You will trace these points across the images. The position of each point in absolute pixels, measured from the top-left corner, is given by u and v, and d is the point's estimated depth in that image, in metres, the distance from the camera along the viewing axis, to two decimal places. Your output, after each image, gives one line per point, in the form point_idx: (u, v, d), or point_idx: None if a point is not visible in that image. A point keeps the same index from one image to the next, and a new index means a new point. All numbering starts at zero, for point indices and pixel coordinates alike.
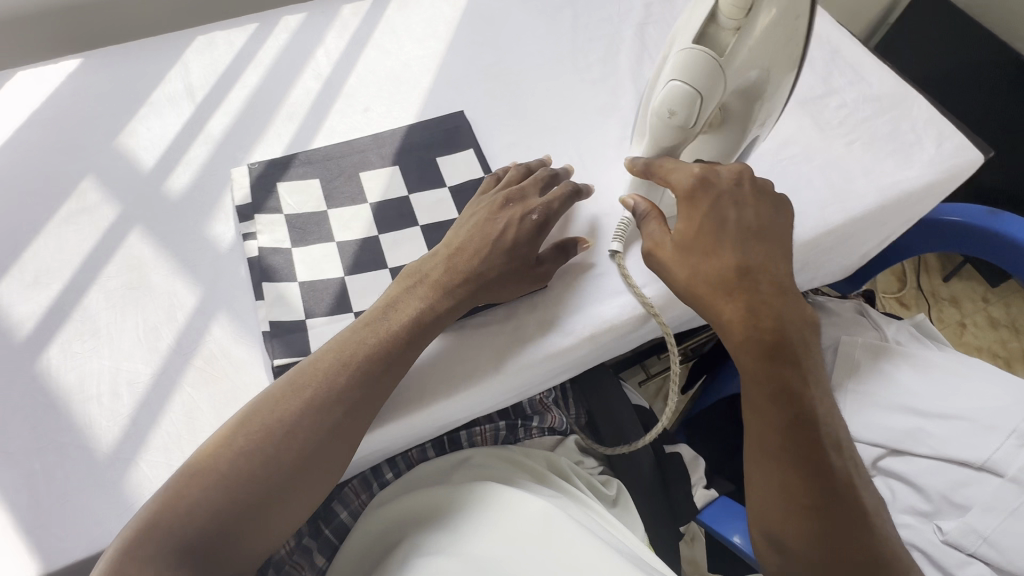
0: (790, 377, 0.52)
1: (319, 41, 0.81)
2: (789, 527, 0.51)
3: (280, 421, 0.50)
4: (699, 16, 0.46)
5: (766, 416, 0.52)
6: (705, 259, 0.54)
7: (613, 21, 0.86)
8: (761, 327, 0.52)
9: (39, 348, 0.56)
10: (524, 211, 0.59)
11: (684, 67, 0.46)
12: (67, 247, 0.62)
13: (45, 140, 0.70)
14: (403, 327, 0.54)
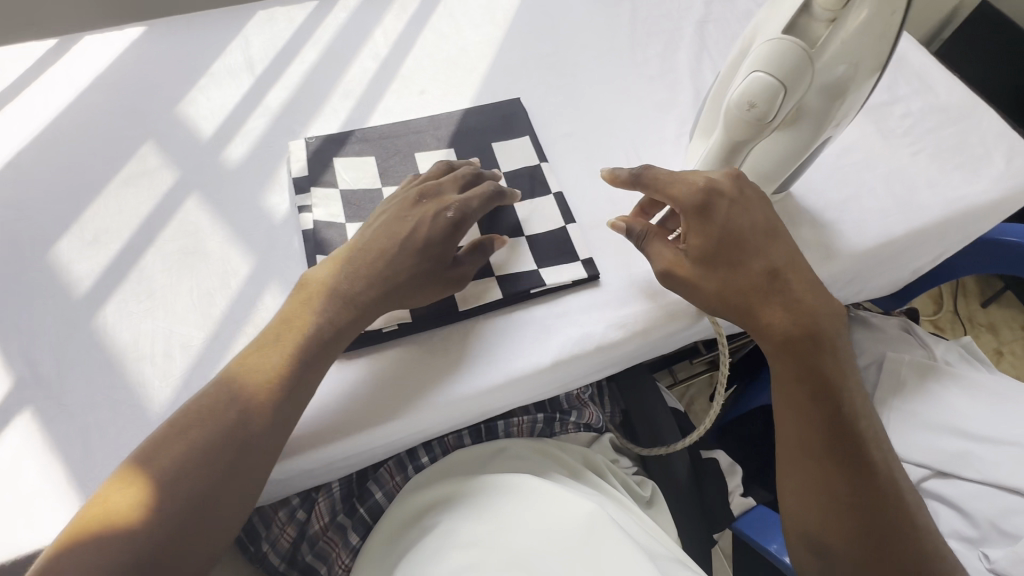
0: (824, 371, 0.53)
1: (377, 22, 0.81)
2: (835, 529, 0.50)
3: (213, 419, 0.48)
4: (791, 7, 0.46)
5: (800, 412, 0.53)
6: (731, 270, 0.53)
7: (672, 17, 0.85)
8: (790, 322, 0.53)
9: (96, 305, 0.56)
10: (435, 207, 0.57)
11: (771, 57, 0.46)
12: (127, 208, 0.62)
13: (108, 103, 0.71)
14: (314, 327, 0.52)
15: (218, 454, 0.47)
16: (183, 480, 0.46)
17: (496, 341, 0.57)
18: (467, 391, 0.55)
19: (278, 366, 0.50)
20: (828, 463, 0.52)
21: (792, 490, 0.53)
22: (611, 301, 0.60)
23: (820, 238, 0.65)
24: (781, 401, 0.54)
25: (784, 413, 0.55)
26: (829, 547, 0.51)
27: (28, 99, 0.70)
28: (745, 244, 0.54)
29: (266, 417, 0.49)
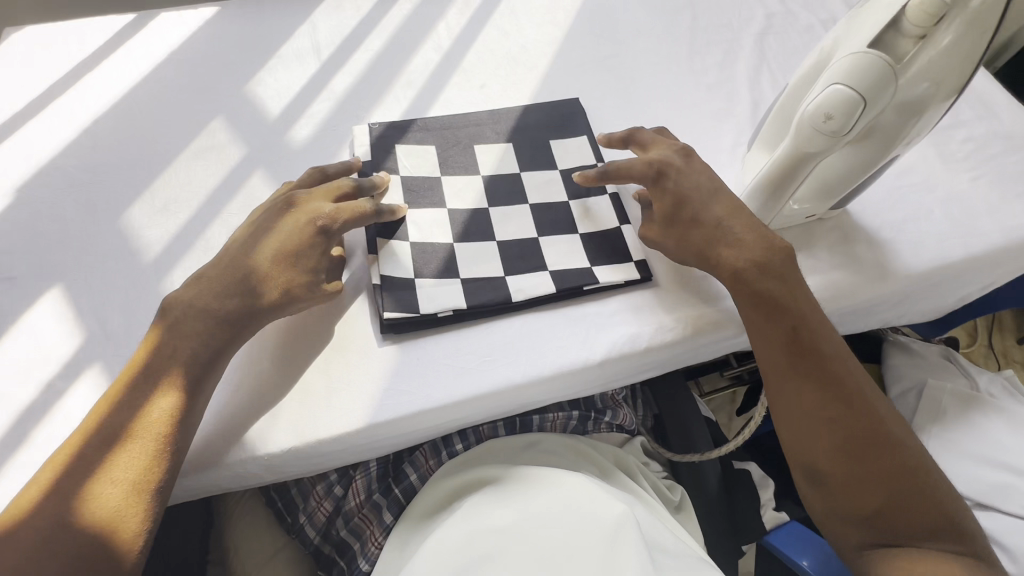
0: (784, 294, 0.56)
1: (441, 16, 0.82)
2: (828, 456, 0.53)
3: (120, 432, 0.48)
4: (879, 19, 0.46)
5: (771, 341, 0.56)
6: (689, 226, 0.59)
7: (732, 28, 0.85)
8: (740, 256, 0.57)
9: (164, 270, 0.58)
10: (307, 216, 0.56)
11: (854, 69, 0.46)
12: (195, 180, 0.65)
13: (180, 78, 0.73)
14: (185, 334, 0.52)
15: (126, 463, 0.47)
16: (97, 497, 0.45)
17: (545, 338, 0.58)
18: (520, 381, 0.56)
19: (223, 304, 0.53)
20: (806, 389, 0.55)
21: (784, 427, 0.56)
22: (656, 304, 0.60)
23: (874, 258, 0.65)
24: (754, 335, 0.57)
25: (764, 358, 0.57)
26: (822, 471, 0.54)
27: (107, 69, 0.73)
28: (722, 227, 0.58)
29: (191, 387, 0.50)
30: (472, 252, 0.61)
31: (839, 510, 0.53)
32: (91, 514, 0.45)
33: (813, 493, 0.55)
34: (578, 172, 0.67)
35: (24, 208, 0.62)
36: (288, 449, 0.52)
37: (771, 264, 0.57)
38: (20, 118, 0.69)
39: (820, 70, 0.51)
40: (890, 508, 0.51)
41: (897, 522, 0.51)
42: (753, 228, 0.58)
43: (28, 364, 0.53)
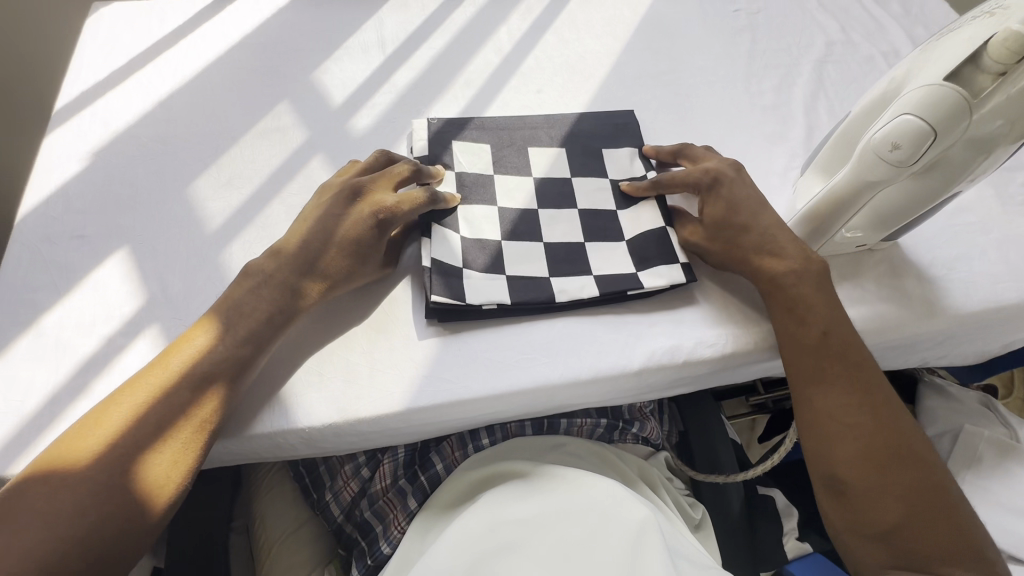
0: (820, 299, 0.57)
1: (503, 21, 0.84)
2: (852, 464, 0.53)
3: (180, 377, 0.50)
4: (959, 53, 0.46)
5: (803, 343, 0.56)
6: (739, 232, 0.60)
7: (791, 53, 0.85)
8: (780, 262, 0.58)
9: (224, 242, 0.61)
10: (370, 207, 0.58)
11: (928, 101, 0.46)
12: (259, 158, 0.67)
13: (253, 61, 0.76)
14: (258, 296, 0.55)
15: (192, 409, 0.49)
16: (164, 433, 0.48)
17: (585, 343, 0.58)
18: (559, 382, 0.56)
19: (288, 267, 0.56)
20: (832, 394, 0.55)
21: (807, 431, 0.56)
22: (695, 316, 0.61)
23: (923, 293, 0.64)
24: (785, 335, 0.57)
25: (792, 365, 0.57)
26: (844, 479, 0.53)
27: (184, 48, 0.77)
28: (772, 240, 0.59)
29: (248, 348, 0.52)
30: (519, 251, 0.62)
31: (858, 522, 0.53)
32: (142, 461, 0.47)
33: (831, 501, 0.54)
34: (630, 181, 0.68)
35: (98, 172, 0.65)
36: (329, 424, 0.54)
37: (808, 272, 0.58)
38: (101, 87, 0.72)
39: (890, 100, 0.51)
40: (912, 524, 0.51)
41: (918, 539, 0.50)
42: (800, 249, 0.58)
43: (92, 318, 0.56)
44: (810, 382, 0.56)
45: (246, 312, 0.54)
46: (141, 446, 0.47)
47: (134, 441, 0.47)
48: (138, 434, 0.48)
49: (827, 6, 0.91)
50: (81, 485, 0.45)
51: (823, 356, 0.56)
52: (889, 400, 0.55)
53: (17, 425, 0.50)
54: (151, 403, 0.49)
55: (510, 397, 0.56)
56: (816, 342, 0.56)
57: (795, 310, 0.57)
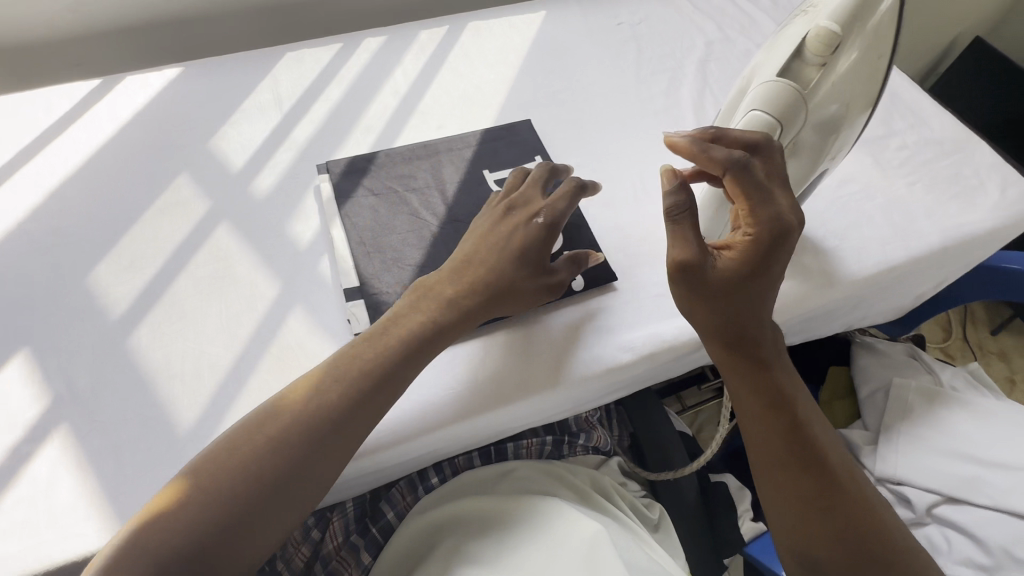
0: (775, 378, 0.55)
1: (398, 63, 0.87)
2: (820, 545, 0.52)
3: (326, 407, 0.50)
4: (784, 50, 0.50)
5: (763, 426, 0.55)
6: (743, 299, 0.52)
7: (675, 57, 0.90)
8: (733, 350, 0.55)
9: (131, 326, 0.59)
10: (528, 212, 0.60)
11: (766, 98, 0.50)
12: (161, 235, 0.66)
13: (147, 138, 0.76)
14: (413, 332, 0.54)
15: (330, 441, 0.50)
16: (287, 441, 0.49)
17: (512, 368, 0.60)
18: (490, 411, 0.58)
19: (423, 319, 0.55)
20: (796, 475, 0.53)
21: (773, 508, 0.55)
22: (614, 325, 0.62)
23: (820, 265, 0.67)
24: (743, 416, 0.56)
25: (755, 440, 0.55)
26: (813, 557, 0.52)
27: (73, 134, 0.76)
28: (746, 324, 0.54)
29: (393, 390, 0.52)
30: None
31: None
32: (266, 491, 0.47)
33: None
34: None
35: None
36: None
37: (764, 357, 0.55)
38: None
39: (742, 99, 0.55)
40: None
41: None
42: (757, 323, 0.54)
43: None
44: (776, 464, 0.54)
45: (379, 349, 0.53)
46: (273, 466, 0.48)
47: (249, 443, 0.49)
48: (277, 450, 0.48)
49: (702, 9, 0.97)
50: (217, 498, 0.46)
51: (785, 429, 0.54)
52: (852, 478, 0.54)
53: None
54: (289, 430, 0.49)
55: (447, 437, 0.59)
56: (777, 419, 0.54)
57: (755, 395, 0.55)
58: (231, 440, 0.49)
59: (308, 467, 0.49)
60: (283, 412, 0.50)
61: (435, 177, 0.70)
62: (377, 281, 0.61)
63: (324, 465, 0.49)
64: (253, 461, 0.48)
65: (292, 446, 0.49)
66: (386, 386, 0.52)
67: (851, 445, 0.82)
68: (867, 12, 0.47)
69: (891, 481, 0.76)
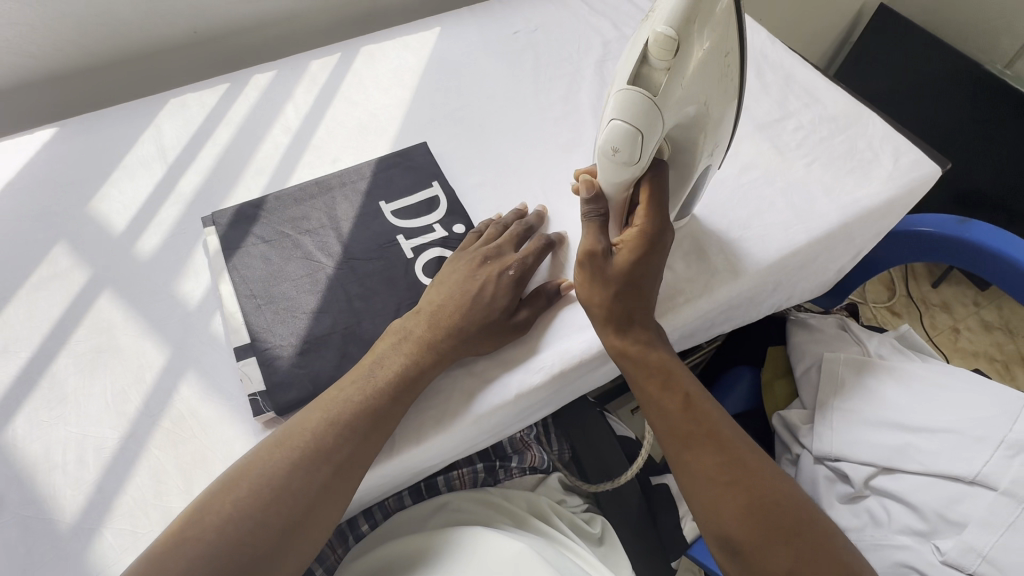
0: (666, 363, 0.57)
1: (288, 97, 0.84)
2: (736, 521, 0.51)
3: (287, 474, 0.49)
4: (634, 58, 0.51)
5: (663, 412, 0.56)
6: (633, 291, 0.56)
7: (572, 60, 0.89)
8: (625, 339, 0.57)
9: (6, 419, 0.55)
10: (503, 265, 0.61)
11: (624, 107, 0.51)
12: (38, 314, 0.62)
13: (19, 209, 0.71)
14: (387, 384, 0.54)
15: (302, 514, 0.48)
16: (250, 518, 0.47)
17: (420, 406, 0.57)
18: (403, 452, 0.55)
19: (403, 366, 0.55)
20: (705, 454, 0.53)
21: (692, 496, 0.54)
22: (527, 346, 0.61)
23: (725, 259, 0.68)
24: (646, 403, 0.57)
25: (660, 425, 0.56)
26: (734, 540, 0.50)
27: None
28: (630, 307, 0.56)
29: (355, 449, 0.51)
30: (330, 332, 0.59)
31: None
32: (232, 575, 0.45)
33: (732, 565, 0.51)
34: (412, 212, 0.69)
35: None
36: None
37: (653, 342, 0.57)
38: None
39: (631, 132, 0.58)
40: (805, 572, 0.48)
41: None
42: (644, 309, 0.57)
43: None
44: (682, 447, 0.54)
45: (364, 395, 0.53)
46: (242, 548, 0.46)
47: (249, 489, 0.48)
48: (243, 530, 0.47)
49: (597, 9, 0.97)
50: None
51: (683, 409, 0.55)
52: (755, 451, 0.54)
53: None
54: (253, 505, 0.48)
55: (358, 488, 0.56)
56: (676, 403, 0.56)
57: (653, 380, 0.56)
58: (184, 524, 0.47)
59: (276, 546, 0.47)
60: (243, 486, 0.48)
61: (330, 215, 0.68)
62: (272, 333, 0.59)
63: (298, 542, 0.48)
64: (250, 510, 0.48)
65: (260, 523, 0.47)
66: (354, 448, 0.51)
67: (790, 427, 0.83)
68: (700, 11, 0.48)
69: (829, 459, 0.77)
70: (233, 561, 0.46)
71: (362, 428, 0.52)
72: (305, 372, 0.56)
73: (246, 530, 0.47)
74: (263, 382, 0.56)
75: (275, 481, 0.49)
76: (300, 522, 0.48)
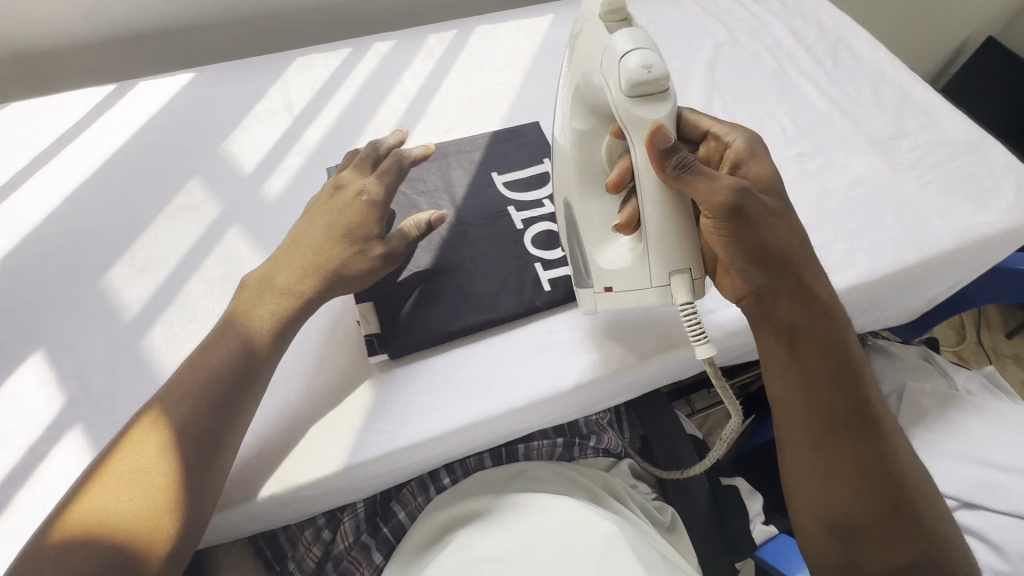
0: (826, 338, 0.54)
1: (406, 66, 0.87)
2: (859, 506, 0.51)
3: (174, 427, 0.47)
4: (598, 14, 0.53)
5: (813, 392, 0.53)
6: (793, 248, 0.54)
7: (682, 59, 0.90)
8: (790, 303, 0.54)
9: (145, 327, 0.60)
10: (348, 196, 0.60)
11: (631, 40, 0.50)
12: (175, 238, 0.67)
13: (160, 142, 0.77)
14: (269, 326, 0.54)
15: (200, 460, 0.47)
16: (152, 475, 0.45)
17: (526, 369, 0.59)
18: (508, 411, 0.57)
19: (288, 306, 0.55)
20: (844, 440, 0.52)
21: (811, 475, 0.53)
22: (631, 326, 0.62)
23: (833, 267, 0.67)
24: (798, 377, 0.54)
25: (800, 401, 0.54)
26: (850, 522, 0.52)
27: (89, 139, 0.76)
28: (796, 270, 0.54)
29: (241, 387, 0.51)
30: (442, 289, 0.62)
31: (855, 561, 0.52)
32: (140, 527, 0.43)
33: (841, 544, 0.52)
34: (523, 185, 0.71)
35: (9, 278, 0.64)
36: (268, 496, 0.52)
37: (820, 310, 0.55)
38: (6, 189, 0.71)
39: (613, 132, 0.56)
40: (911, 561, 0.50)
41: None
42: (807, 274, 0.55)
43: (12, 427, 0.54)
44: (821, 427, 0.53)
45: (240, 339, 0.53)
46: (142, 505, 0.44)
47: (183, 458, 0.47)
48: (148, 489, 0.45)
49: (709, 11, 0.97)
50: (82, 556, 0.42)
51: (832, 387, 0.53)
52: (892, 437, 0.54)
53: None
54: (158, 463, 0.46)
55: (298, 431, 0.55)
56: (827, 380, 0.53)
57: (812, 356, 0.54)
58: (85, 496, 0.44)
59: (187, 494, 0.46)
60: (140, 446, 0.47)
61: (445, 180, 0.71)
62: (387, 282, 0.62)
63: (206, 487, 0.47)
64: (158, 463, 0.46)
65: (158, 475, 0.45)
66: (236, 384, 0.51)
67: None
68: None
69: None
70: (141, 516, 0.44)
71: (263, 365, 0.53)
72: (417, 322, 0.60)
73: (145, 488, 0.45)
74: (378, 326, 0.59)
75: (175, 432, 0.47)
76: (203, 467, 0.47)
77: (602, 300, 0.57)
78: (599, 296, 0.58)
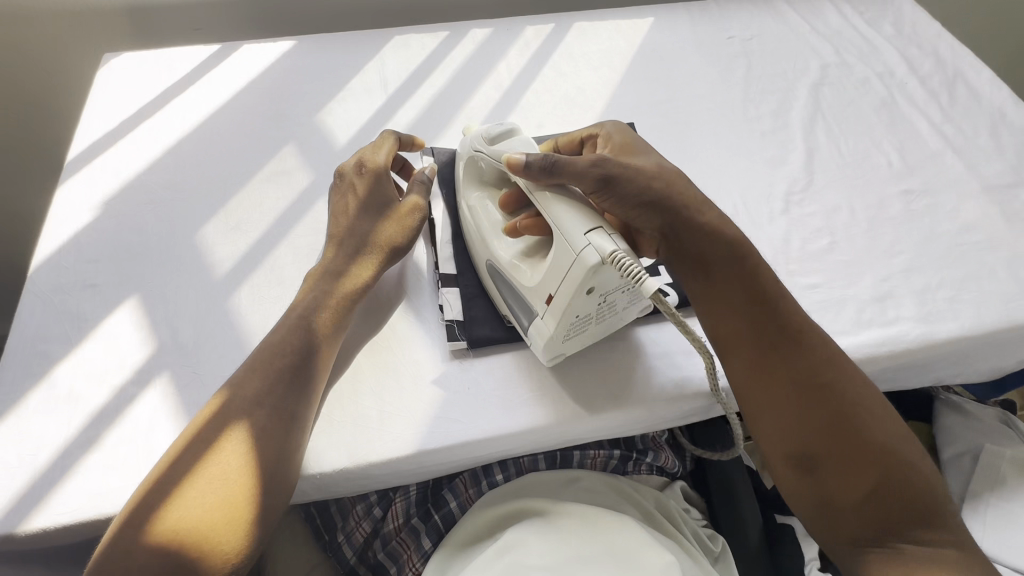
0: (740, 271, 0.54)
1: (502, 56, 0.86)
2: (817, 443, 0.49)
3: (256, 395, 0.48)
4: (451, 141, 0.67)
5: (738, 325, 0.53)
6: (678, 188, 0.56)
7: (786, 77, 0.86)
8: (692, 241, 0.55)
9: (235, 286, 0.62)
10: (353, 178, 0.62)
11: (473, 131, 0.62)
12: (267, 202, 0.69)
13: (258, 106, 0.78)
14: (335, 303, 0.55)
15: (282, 429, 0.48)
16: (241, 446, 0.46)
17: (602, 379, 0.58)
18: (581, 418, 0.56)
19: (348, 287, 0.57)
20: (783, 377, 0.51)
21: (763, 413, 0.51)
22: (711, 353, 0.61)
23: (936, 314, 0.63)
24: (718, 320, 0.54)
25: (727, 338, 0.53)
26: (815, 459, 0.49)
27: (193, 95, 0.79)
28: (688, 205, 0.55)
29: (312, 356, 0.52)
30: None
31: (829, 497, 0.48)
32: (233, 498, 0.44)
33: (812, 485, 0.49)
34: None
35: (109, 221, 0.66)
36: (339, 470, 0.52)
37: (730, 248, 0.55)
38: (113, 136, 0.74)
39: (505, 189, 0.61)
40: (881, 489, 0.47)
41: (889, 503, 0.47)
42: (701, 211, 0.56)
43: (104, 367, 0.56)
44: (758, 366, 0.52)
45: (314, 310, 0.54)
46: (233, 474, 0.44)
47: (265, 426, 0.47)
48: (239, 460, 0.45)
49: (818, 29, 0.93)
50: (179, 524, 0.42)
51: (757, 321, 0.53)
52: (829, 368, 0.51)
53: (28, 480, 0.49)
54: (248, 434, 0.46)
55: (373, 409, 0.55)
56: (748, 314, 0.53)
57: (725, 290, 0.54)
58: (180, 459, 0.45)
59: (274, 464, 0.46)
60: (226, 413, 0.47)
61: None
62: (474, 273, 0.63)
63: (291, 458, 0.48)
64: (245, 429, 0.46)
65: (251, 444, 0.46)
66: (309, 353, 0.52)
67: None
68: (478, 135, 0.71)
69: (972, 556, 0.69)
70: (235, 488, 0.44)
71: (331, 340, 0.54)
72: (500, 315, 0.60)
73: (235, 461, 0.45)
74: (460, 313, 0.60)
75: (256, 399, 0.48)
76: (287, 438, 0.48)
77: (551, 322, 0.52)
78: (547, 319, 0.53)
